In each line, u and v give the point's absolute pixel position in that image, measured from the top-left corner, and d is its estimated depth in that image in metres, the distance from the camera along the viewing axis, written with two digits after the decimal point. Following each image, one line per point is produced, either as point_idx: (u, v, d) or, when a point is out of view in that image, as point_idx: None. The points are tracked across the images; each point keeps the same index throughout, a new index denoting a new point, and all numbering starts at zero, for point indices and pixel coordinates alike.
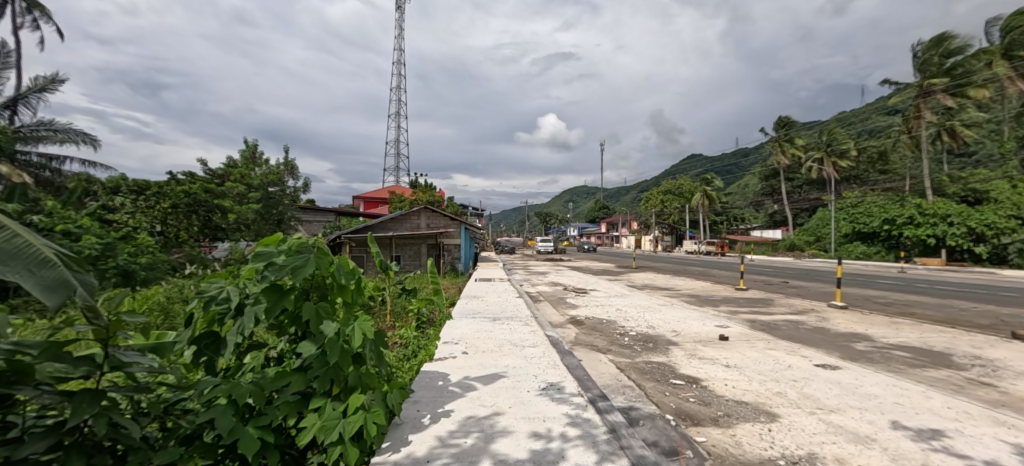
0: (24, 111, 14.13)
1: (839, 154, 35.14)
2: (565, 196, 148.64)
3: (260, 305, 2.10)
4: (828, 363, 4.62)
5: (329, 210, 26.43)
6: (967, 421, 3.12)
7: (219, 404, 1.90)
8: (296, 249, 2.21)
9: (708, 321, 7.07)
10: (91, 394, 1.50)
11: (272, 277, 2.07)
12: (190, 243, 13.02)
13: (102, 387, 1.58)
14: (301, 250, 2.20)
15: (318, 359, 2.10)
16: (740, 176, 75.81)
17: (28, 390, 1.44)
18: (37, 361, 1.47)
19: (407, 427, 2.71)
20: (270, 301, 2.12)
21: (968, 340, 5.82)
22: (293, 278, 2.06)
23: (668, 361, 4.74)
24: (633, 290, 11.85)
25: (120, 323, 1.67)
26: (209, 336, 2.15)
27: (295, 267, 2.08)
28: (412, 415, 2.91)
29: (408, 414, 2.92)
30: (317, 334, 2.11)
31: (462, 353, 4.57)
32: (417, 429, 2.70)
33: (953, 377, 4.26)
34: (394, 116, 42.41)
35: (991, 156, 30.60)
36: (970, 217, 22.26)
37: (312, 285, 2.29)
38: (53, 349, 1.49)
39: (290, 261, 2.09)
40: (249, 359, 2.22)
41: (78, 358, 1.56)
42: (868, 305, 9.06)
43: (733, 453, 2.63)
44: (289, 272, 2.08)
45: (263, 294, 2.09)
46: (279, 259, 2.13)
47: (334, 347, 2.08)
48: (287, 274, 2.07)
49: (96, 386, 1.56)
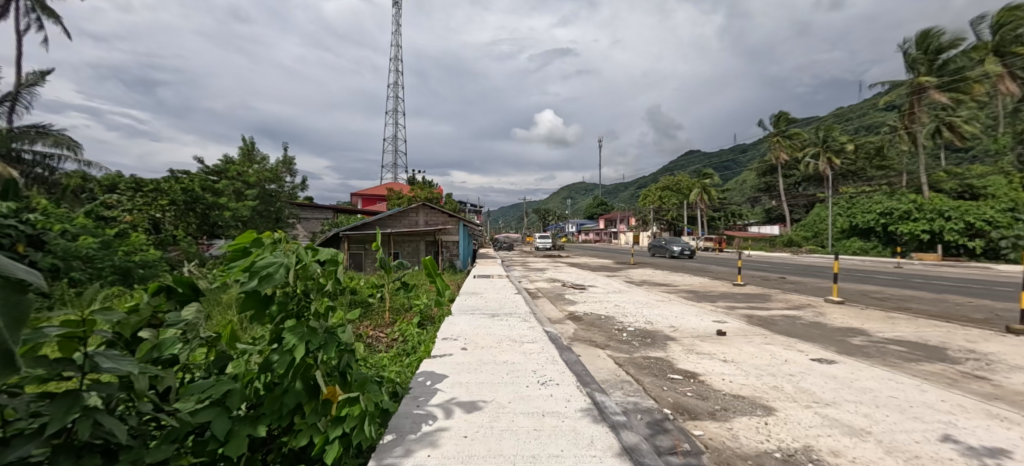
0: (20, 108, 14.05)
1: (834, 151, 35.36)
2: (565, 193, 149.49)
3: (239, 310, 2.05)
4: (824, 357, 4.66)
5: (328, 208, 26.53)
6: (961, 414, 3.15)
7: (211, 405, 1.90)
8: (274, 252, 2.16)
9: (705, 316, 7.12)
10: (68, 399, 1.47)
11: (251, 283, 2.02)
12: (184, 240, 12.62)
13: (83, 389, 1.55)
14: (279, 255, 2.14)
15: (301, 364, 2.07)
16: (738, 173, 76.76)
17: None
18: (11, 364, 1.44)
19: (406, 422, 2.75)
20: (250, 304, 2.07)
21: (963, 334, 5.88)
22: (266, 285, 1.99)
23: (666, 357, 4.77)
24: (631, 286, 11.94)
25: (94, 321, 1.62)
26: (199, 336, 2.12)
27: (268, 272, 2.02)
28: (410, 411, 2.92)
29: (406, 411, 2.93)
30: (292, 336, 2.06)
31: (461, 350, 4.61)
32: (424, 426, 2.71)
33: (947, 371, 4.31)
34: (393, 111, 42.70)
35: (987, 152, 30.74)
36: (967, 212, 22.36)
37: (294, 288, 2.21)
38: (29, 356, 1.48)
39: (263, 267, 2.02)
40: (234, 361, 2.18)
41: (58, 360, 1.53)
42: (864, 300, 9.15)
43: (729, 446, 2.66)
44: (261, 278, 2.00)
45: (241, 300, 2.06)
46: (255, 261, 2.07)
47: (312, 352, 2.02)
48: (261, 282, 2.00)
49: (78, 388, 1.54)
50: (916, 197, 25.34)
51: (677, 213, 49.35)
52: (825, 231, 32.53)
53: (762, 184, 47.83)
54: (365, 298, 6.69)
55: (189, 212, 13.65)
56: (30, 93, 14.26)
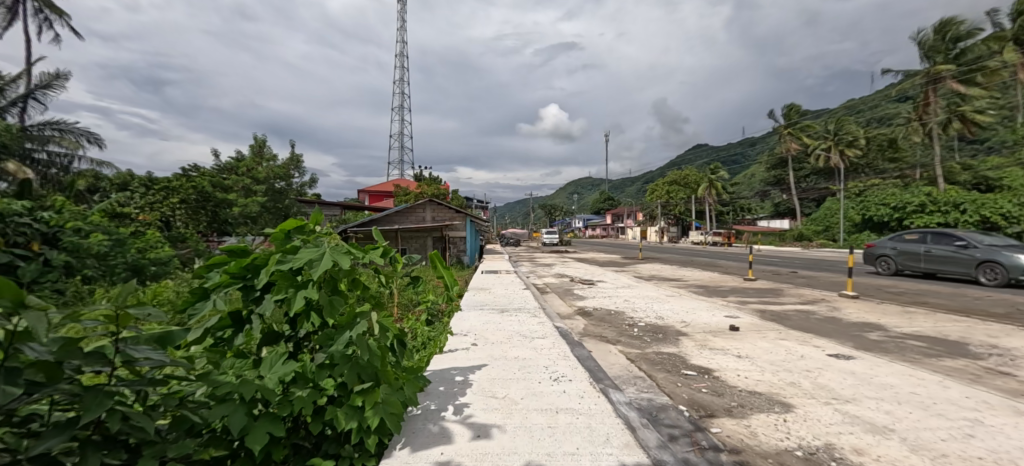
0: (32, 108, 14.24)
1: (846, 144, 34.71)
2: (572, 188, 149.60)
3: (279, 297, 1.97)
4: (842, 353, 4.56)
5: (335, 205, 26.80)
6: (987, 411, 3.06)
7: (233, 399, 1.87)
8: (313, 243, 2.10)
9: (717, 311, 7.02)
10: (100, 392, 1.47)
11: (292, 272, 1.96)
12: (194, 238, 12.46)
13: (113, 382, 1.54)
14: (318, 247, 2.08)
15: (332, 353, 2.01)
16: (746, 167, 76.21)
17: (31, 386, 1.38)
18: (47, 356, 1.43)
19: (421, 434, 2.50)
20: (287, 293, 1.97)
21: (984, 329, 5.72)
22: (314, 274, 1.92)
23: (679, 352, 4.71)
24: (639, 281, 11.85)
25: (129, 317, 1.58)
26: (237, 321, 2.09)
27: (313, 263, 1.94)
28: (423, 430, 2.54)
29: (417, 424, 2.62)
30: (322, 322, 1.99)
31: (472, 346, 4.58)
32: (443, 438, 2.47)
33: (970, 367, 4.19)
34: (398, 108, 43.03)
35: (1002, 142, 30.11)
36: (983, 206, 21.88)
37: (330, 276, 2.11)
38: (62, 347, 1.45)
39: (307, 258, 1.95)
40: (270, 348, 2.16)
41: (89, 353, 1.52)
42: (879, 295, 8.96)
43: (749, 445, 2.60)
44: (307, 269, 1.94)
45: (282, 290, 1.98)
46: (294, 252, 2.01)
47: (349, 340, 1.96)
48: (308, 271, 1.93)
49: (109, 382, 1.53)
50: (931, 190, 24.81)
51: (684, 207, 49.19)
52: (836, 225, 32.01)
53: (771, 177, 47.39)
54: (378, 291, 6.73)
55: (199, 210, 13.68)
56: (43, 93, 14.39)
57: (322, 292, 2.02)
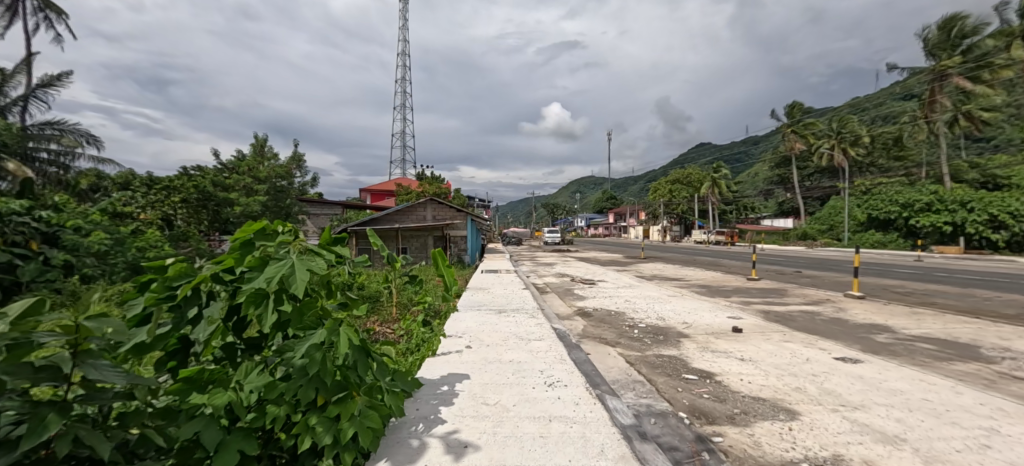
0: (33, 107, 14.19)
1: (850, 142, 34.45)
2: (574, 186, 149.56)
3: (246, 308, 1.83)
4: (849, 357, 4.40)
5: (336, 204, 26.73)
6: (1003, 419, 2.91)
7: (202, 414, 1.73)
8: (283, 251, 1.95)
9: (719, 312, 6.87)
10: (53, 409, 1.33)
11: (259, 283, 1.80)
12: (196, 237, 12.39)
13: (69, 401, 1.39)
14: (287, 258, 1.92)
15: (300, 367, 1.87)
16: (750, 166, 76.00)
17: None
18: None
19: (402, 445, 2.38)
20: (255, 304, 1.83)
21: (995, 331, 5.56)
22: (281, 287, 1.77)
23: (680, 355, 4.56)
24: (641, 281, 11.71)
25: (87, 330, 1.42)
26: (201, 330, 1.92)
27: (282, 274, 1.80)
28: (404, 443, 2.40)
29: (397, 436, 2.48)
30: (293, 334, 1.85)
31: (466, 348, 4.44)
32: (428, 449, 2.35)
33: (983, 372, 4.03)
34: (401, 108, 43.03)
35: (1010, 140, 29.82)
36: (991, 204, 21.52)
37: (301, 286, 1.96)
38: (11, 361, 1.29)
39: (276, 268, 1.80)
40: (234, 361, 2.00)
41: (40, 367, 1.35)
42: (885, 295, 8.81)
43: (752, 455, 2.47)
44: (274, 280, 1.78)
45: (251, 302, 1.83)
46: (262, 260, 1.86)
47: (319, 356, 1.83)
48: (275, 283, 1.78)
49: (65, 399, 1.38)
50: (937, 188, 24.58)
51: (687, 206, 48.95)
52: (841, 223, 31.80)
53: (775, 176, 47.18)
54: (375, 292, 6.60)
55: (199, 209, 13.73)
56: (43, 92, 14.33)
57: (290, 305, 1.88)
